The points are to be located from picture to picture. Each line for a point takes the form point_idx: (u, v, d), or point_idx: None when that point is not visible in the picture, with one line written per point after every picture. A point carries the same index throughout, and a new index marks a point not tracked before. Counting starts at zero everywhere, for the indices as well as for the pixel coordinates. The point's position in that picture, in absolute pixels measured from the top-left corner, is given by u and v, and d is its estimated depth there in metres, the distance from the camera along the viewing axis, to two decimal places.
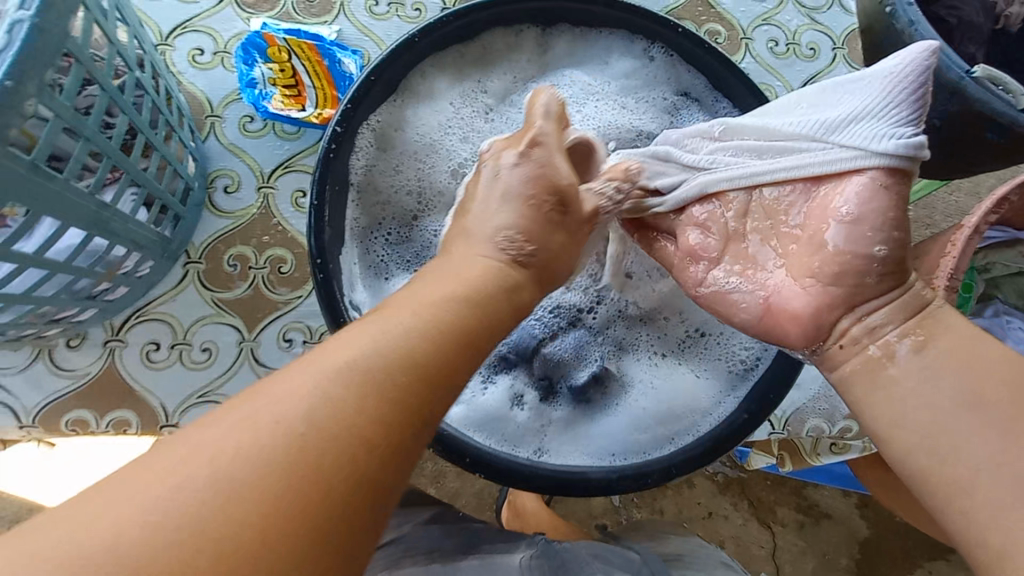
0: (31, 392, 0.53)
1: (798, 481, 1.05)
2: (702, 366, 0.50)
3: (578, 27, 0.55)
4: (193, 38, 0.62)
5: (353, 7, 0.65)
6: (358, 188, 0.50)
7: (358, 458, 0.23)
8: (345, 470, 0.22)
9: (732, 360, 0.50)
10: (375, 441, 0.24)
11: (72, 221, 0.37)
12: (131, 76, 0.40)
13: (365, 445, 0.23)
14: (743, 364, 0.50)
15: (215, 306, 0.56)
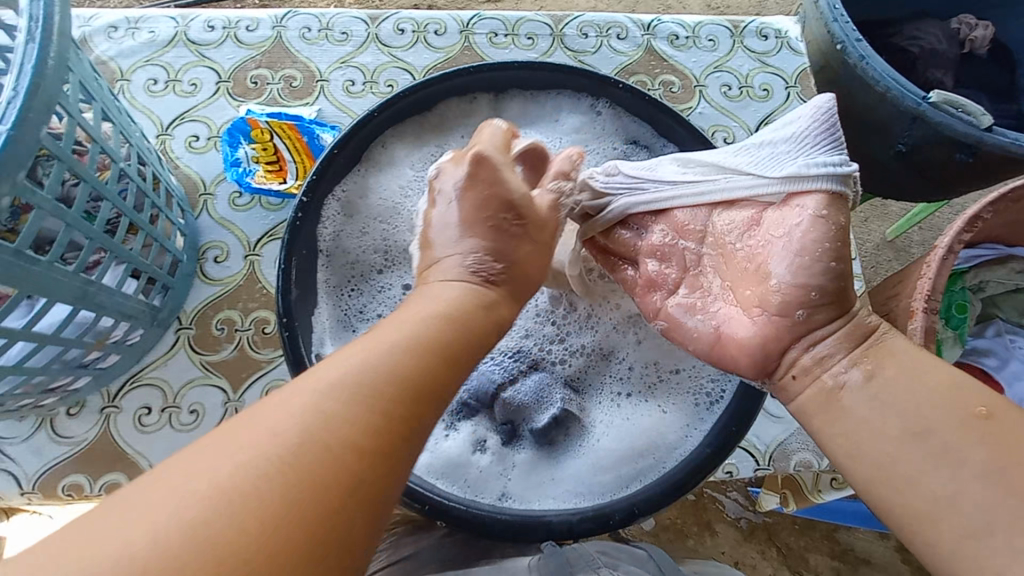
0: (32, 459, 0.56)
1: (828, 523, 1.03)
2: (664, 401, 0.52)
3: (527, 90, 0.59)
4: (190, 127, 0.69)
5: (332, 88, 0.72)
6: (327, 254, 0.54)
7: (287, 443, 0.26)
8: (275, 453, 0.26)
9: (696, 394, 0.51)
10: (309, 432, 0.27)
11: (56, 298, 0.41)
12: (117, 168, 0.45)
13: (302, 435, 0.27)
14: (707, 398, 0.51)
15: (202, 368, 0.60)
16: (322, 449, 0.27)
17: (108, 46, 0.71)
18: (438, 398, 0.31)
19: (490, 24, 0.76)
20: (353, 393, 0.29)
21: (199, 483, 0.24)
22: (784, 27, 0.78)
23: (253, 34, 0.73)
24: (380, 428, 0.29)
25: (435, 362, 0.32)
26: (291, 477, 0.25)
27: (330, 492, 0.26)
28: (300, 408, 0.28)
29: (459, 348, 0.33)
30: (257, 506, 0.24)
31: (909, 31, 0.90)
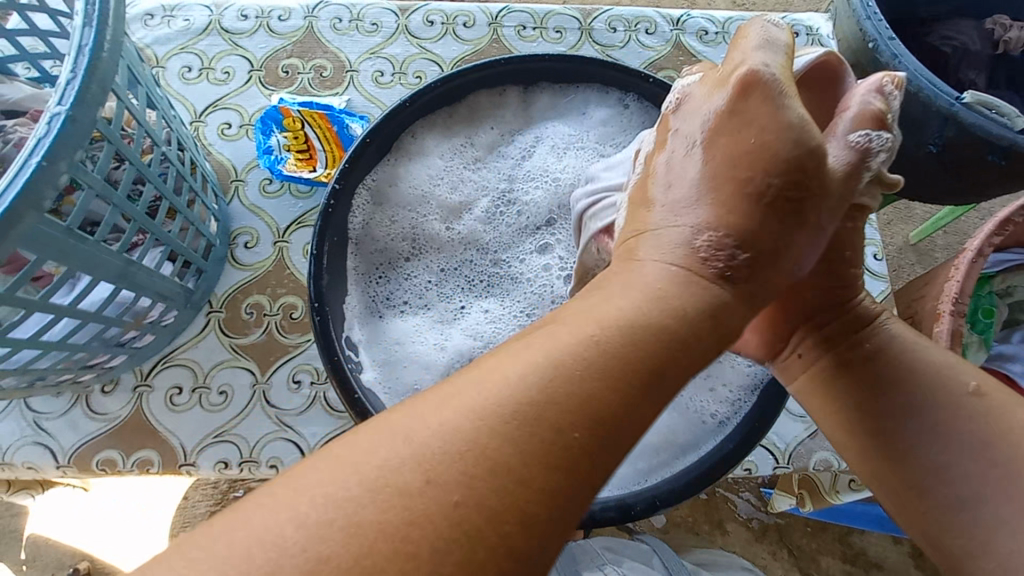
0: (68, 434, 0.58)
1: (842, 526, 1.02)
2: (667, 402, 0.52)
3: (556, 82, 0.60)
4: (222, 114, 0.70)
5: (361, 78, 0.72)
6: (357, 242, 0.55)
7: (443, 443, 0.24)
8: (438, 450, 0.23)
9: (698, 407, 0.51)
10: (461, 431, 0.24)
11: (100, 276, 0.42)
12: (158, 152, 0.47)
13: (452, 434, 0.24)
14: (711, 415, 0.51)
15: (232, 351, 0.61)
16: (491, 452, 0.23)
17: (144, 34, 0.73)
18: (619, 378, 0.26)
19: (519, 17, 0.76)
20: (513, 377, 0.25)
21: (336, 478, 0.23)
22: (815, 24, 0.78)
23: (285, 24, 0.74)
24: (560, 420, 0.24)
25: (606, 338, 0.27)
26: (425, 481, 0.23)
27: (486, 504, 0.23)
28: (453, 401, 0.25)
29: (636, 318, 0.28)
30: (384, 535, 0.22)
31: (942, 31, 0.88)
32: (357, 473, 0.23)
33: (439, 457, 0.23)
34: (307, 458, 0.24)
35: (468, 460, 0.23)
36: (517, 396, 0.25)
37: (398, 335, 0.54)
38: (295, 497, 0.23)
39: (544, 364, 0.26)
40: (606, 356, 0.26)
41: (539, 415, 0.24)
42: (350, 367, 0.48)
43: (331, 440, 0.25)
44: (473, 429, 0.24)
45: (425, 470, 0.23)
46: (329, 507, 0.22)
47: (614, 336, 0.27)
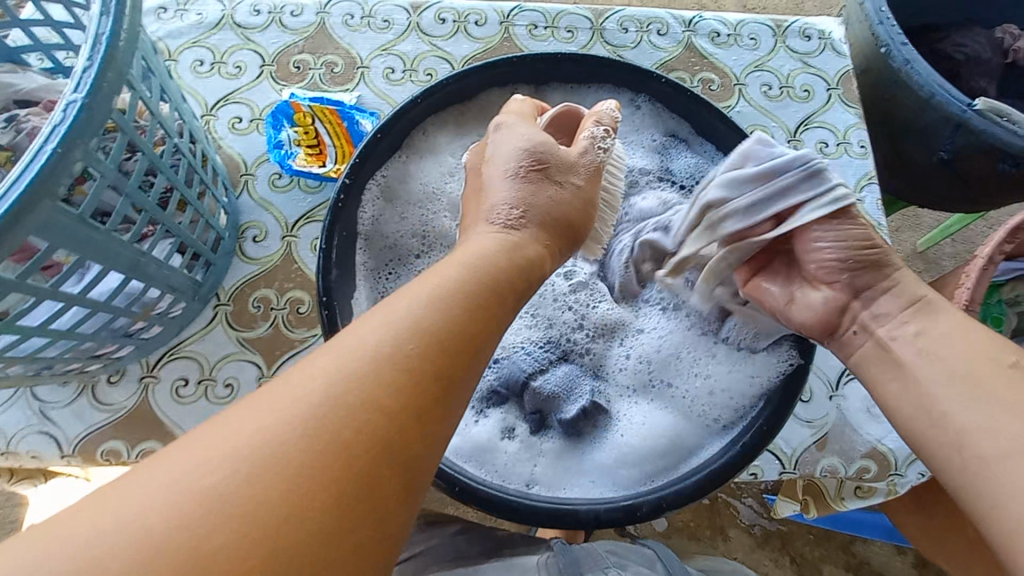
0: (73, 423, 0.58)
1: (846, 534, 1.01)
2: (673, 402, 0.52)
3: (568, 82, 0.59)
4: (233, 108, 0.70)
5: (372, 75, 0.73)
6: (367, 237, 0.55)
7: (297, 412, 0.27)
8: (290, 417, 0.27)
9: (707, 407, 0.51)
10: (332, 394, 0.28)
11: (111, 266, 0.42)
12: (170, 143, 0.47)
13: (310, 405, 0.27)
14: (719, 413, 0.50)
15: (238, 344, 0.61)
16: (332, 421, 0.27)
17: (157, 27, 0.73)
18: (397, 357, 0.30)
19: (530, 16, 0.76)
20: (345, 353, 0.29)
21: (245, 435, 0.26)
22: (828, 28, 0.77)
23: (297, 20, 0.75)
24: (372, 396, 0.28)
25: (410, 326, 0.31)
26: (298, 441, 0.26)
27: (351, 463, 0.26)
28: (322, 363, 0.29)
29: (432, 305, 0.33)
30: (276, 476, 0.25)
31: (957, 37, 0.87)
32: (256, 432, 0.26)
33: (289, 427, 0.26)
34: (275, 419, 0.26)
35: (308, 426, 0.26)
36: (364, 364, 0.29)
37: None
38: (189, 454, 0.25)
39: (377, 346, 0.30)
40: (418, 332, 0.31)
41: (360, 392, 0.28)
42: None
43: (277, 417, 0.27)
44: (322, 397, 0.27)
45: (308, 427, 0.26)
46: (224, 462, 0.25)
47: (422, 323, 0.31)
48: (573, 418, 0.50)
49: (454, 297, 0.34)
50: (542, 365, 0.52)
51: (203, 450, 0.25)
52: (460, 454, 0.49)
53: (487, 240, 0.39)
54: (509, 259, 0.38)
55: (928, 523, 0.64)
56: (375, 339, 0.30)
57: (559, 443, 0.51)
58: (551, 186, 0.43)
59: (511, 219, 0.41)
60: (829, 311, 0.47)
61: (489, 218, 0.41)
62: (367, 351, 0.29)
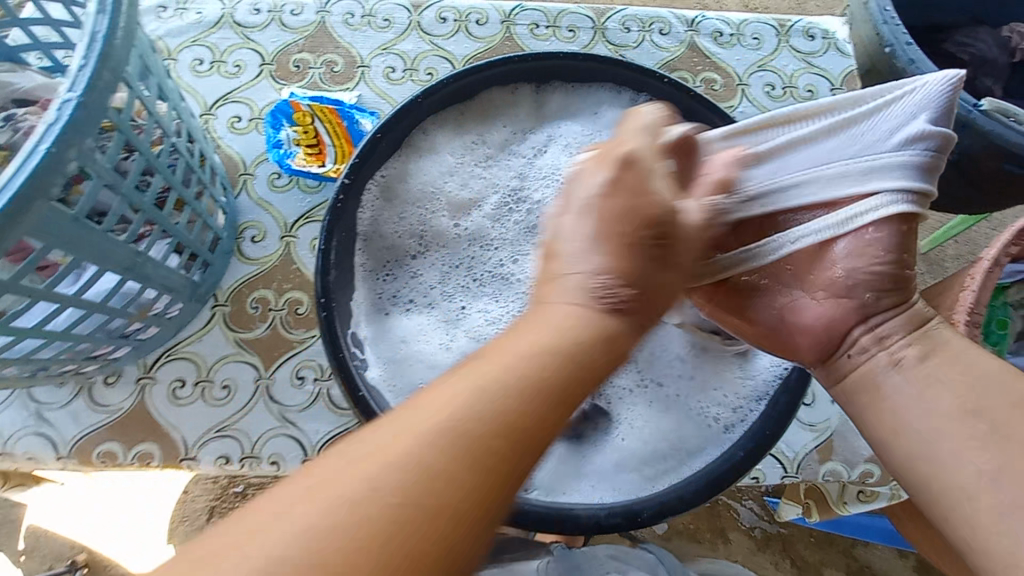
0: (70, 425, 0.58)
1: (847, 538, 1.01)
2: (676, 409, 0.51)
3: (569, 81, 0.59)
4: (232, 107, 0.70)
5: (372, 74, 0.72)
6: (366, 237, 0.54)
7: (382, 474, 0.25)
8: (373, 481, 0.25)
9: (704, 414, 0.51)
10: (413, 455, 0.26)
11: (106, 266, 0.42)
12: (168, 142, 0.46)
13: (400, 468, 0.26)
14: (719, 422, 0.50)
15: (236, 345, 0.61)
16: (420, 487, 0.25)
17: (157, 25, 0.72)
18: (487, 417, 0.28)
19: (532, 16, 0.75)
20: (435, 414, 0.28)
21: (336, 493, 0.25)
22: (832, 28, 0.77)
23: (297, 18, 0.74)
24: (462, 461, 0.26)
25: (509, 378, 0.29)
26: (380, 507, 0.25)
27: (442, 531, 0.25)
28: (405, 419, 0.28)
29: (532, 352, 0.31)
30: (360, 546, 0.24)
31: (958, 38, 0.86)
32: (341, 494, 0.25)
33: (374, 486, 0.25)
34: (362, 482, 0.25)
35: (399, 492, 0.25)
36: (457, 420, 0.27)
37: (403, 333, 0.53)
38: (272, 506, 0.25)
39: (462, 403, 0.28)
40: (512, 389, 0.29)
41: (455, 457, 0.26)
42: (355, 363, 0.48)
43: (365, 480, 0.25)
44: (407, 457, 0.26)
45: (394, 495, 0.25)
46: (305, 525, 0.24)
47: (513, 373, 0.29)
48: (574, 421, 0.51)
49: (542, 351, 0.31)
50: None
51: (275, 514, 0.24)
52: None
53: (569, 296, 0.35)
54: (612, 355, 0.33)
55: (932, 530, 0.63)
56: (438, 420, 0.27)
57: (559, 446, 0.50)
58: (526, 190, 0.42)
59: (611, 292, 0.34)
60: (831, 326, 0.42)
61: (566, 291, 0.35)
62: (430, 435, 0.27)
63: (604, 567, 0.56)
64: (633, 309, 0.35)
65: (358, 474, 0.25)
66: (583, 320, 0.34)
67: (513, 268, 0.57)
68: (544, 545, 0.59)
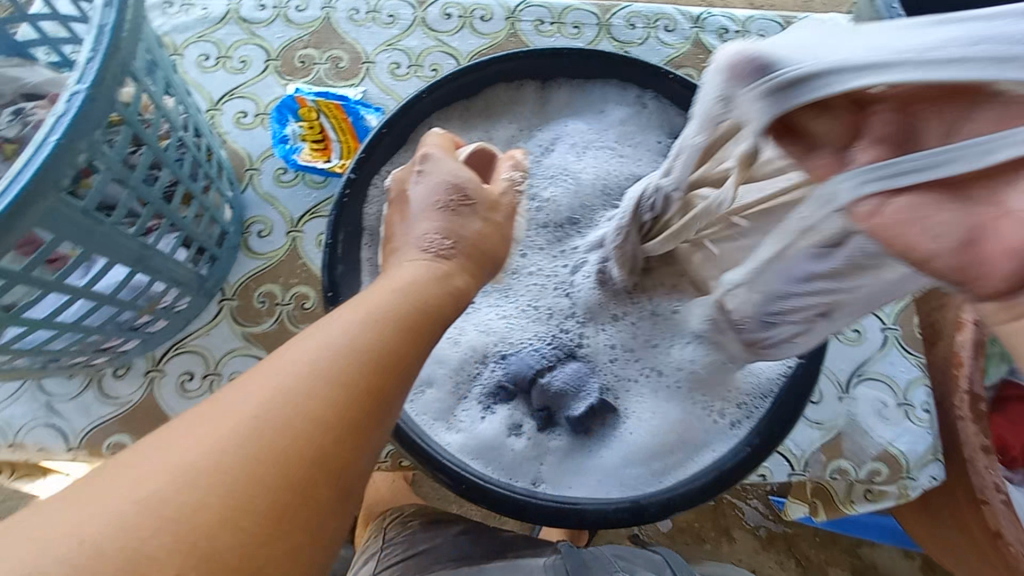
0: (80, 417, 0.58)
1: (851, 536, 1.01)
2: (685, 404, 0.51)
3: (574, 77, 0.59)
4: (238, 103, 0.70)
5: (378, 70, 0.72)
6: (373, 232, 0.54)
7: (230, 437, 0.25)
8: (214, 446, 0.25)
9: (712, 408, 0.51)
10: (270, 417, 0.26)
11: (115, 259, 0.42)
12: (175, 137, 0.47)
13: (259, 427, 0.26)
14: (725, 416, 0.51)
15: (244, 339, 0.61)
16: (270, 445, 0.25)
17: (164, 21, 0.73)
18: (328, 379, 0.28)
19: (537, 12, 0.75)
20: (266, 383, 0.27)
21: (188, 450, 0.25)
22: (837, 25, 0.77)
23: (303, 14, 0.74)
24: (289, 421, 0.26)
25: (334, 341, 0.29)
26: (229, 471, 0.24)
27: (274, 493, 0.25)
28: (260, 382, 0.27)
29: (364, 315, 0.31)
30: (205, 505, 0.23)
31: None
32: (190, 457, 0.24)
33: (226, 448, 0.25)
34: (194, 444, 0.25)
35: (252, 453, 0.25)
36: (298, 380, 0.27)
37: None
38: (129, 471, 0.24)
39: (312, 364, 0.28)
40: (350, 351, 0.29)
41: (260, 425, 0.26)
42: None
43: (205, 445, 0.25)
44: (257, 418, 0.26)
45: (237, 457, 0.25)
46: (157, 480, 0.24)
47: (344, 336, 0.29)
48: (580, 416, 0.50)
49: (389, 317, 0.31)
50: (549, 363, 0.52)
51: (134, 477, 0.24)
52: (467, 451, 0.49)
53: (409, 267, 0.36)
54: (437, 288, 0.35)
55: (937, 526, 0.64)
56: (309, 354, 0.28)
57: (565, 440, 0.51)
58: (477, 220, 0.40)
59: (442, 247, 0.38)
60: None
61: (417, 247, 0.38)
62: (298, 367, 0.28)
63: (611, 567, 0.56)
64: None
65: (205, 436, 0.25)
66: (438, 282, 0.36)
67: (521, 262, 0.56)
68: (550, 544, 0.59)
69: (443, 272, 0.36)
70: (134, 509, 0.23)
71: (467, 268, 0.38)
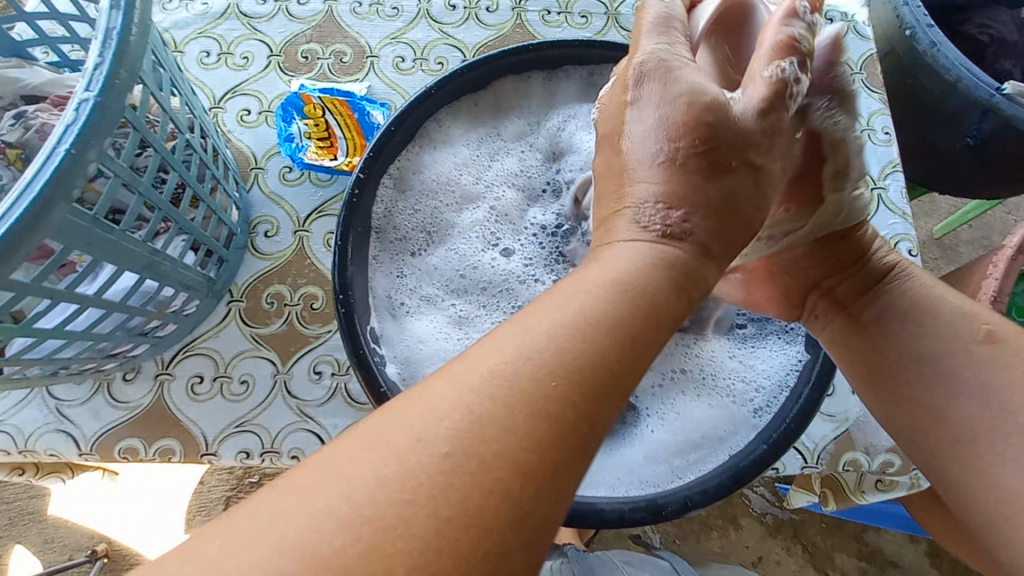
0: (90, 421, 0.58)
1: (858, 524, 1.01)
2: (710, 397, 0.52)
3: (584, 70, 0.58)
4: (241, 100, 0.69)
5: (382, 64, 0.71)
6: (379, 230, 0.54)
7: (431, 447, 0.23)
8: (408, 457, 0.22)
9: (740, 401, 0.51)
10: (468, 415, 0.23)
11: (126, 266, 0.41)
12: (182, 139, 0.46)
13: (458, 423, 0.23)
14: (751, 406, 0.50)
15: (253, 341, 0.61)
16: (482, 454, 0.23)
17: (163, 17, 0.71)
18: (555, 368, 0.25)
19: (543, 2, 0.74)
20: (481, 374, 0.25)
21: (380, 454, 0.22)
22: (850, 11, 0.74)
23: (305, 8, 0.73)
24: (513, 420, 0.23)
25: (586, 326, 0.26)
26: (438, 474, 0.22)
27: (476, 510, 0.22)
28: (451, 377, 0.25)
29: (611, 300, 0.27)
30: (411, 528, 0.21)
31: (978, 19, 0.81)
32: (364, 472, 0.22)
33: (448, 453, 0.22)
34: (392, 456, 0.22)
35: (452, 461, 0.22)
36: (521, 371, 0.25)
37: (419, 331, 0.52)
38: (296, 481, 0.22)
39: (542, 358, 0.25)
40: (579, 339, 0.26)
41: (482, 424, 0.23)
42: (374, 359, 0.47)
43: (390, 452, 0.22)
44: (468, 419, 0.23)
45: (450, 460, 0.22)
46: (332, 494, 0.21)
47: (574, 324, 0.26)
48: None
49: (644, 303, 0.28)
50: None
51: (307, 497, 0.21)
52: None
53: (633, 252, 0.30)
54: (660, 263, 0.30)
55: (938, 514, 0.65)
56: (514, 344, 0.25)
57: None
58: (619, 167, 0.36)
59: (668, 222, 0.31)
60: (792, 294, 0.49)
61: (635, 222, 0.32)
62: (508, 365, 0.25)
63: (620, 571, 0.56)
64: (696, 238, 0.32)
65: (396, 438, 0.23)
66: (654, 261, 0.30)
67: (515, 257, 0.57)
68: (556, 546, 0.59)
69: (654, 246, 0.31)
70: (302, 531, 0.21)
71: (699, 240, 0.32)
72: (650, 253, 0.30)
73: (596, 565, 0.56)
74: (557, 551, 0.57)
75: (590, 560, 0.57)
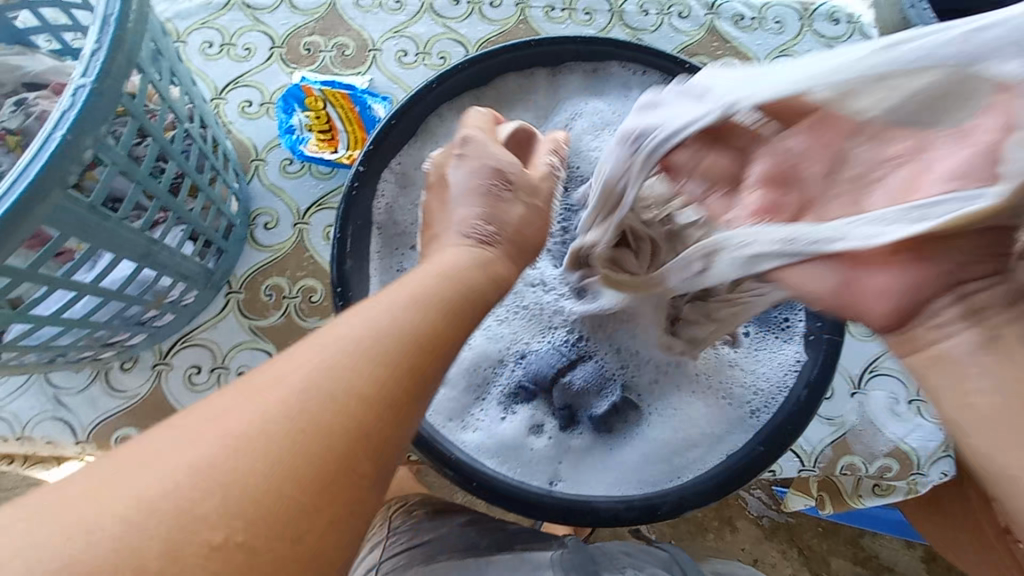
0: (87, 410, 0.58)
1: (854, 528, 1.01)
2: (713, 396, 0.51)
3: (588, 67, 0.58)
4: (243, 91, 0.69)
5: (385, 58, 0.71)
6: (381, 225, 0.54)
7: (218, 442, 0.24)
8: (205, 451, 0.24)
9: (739, 402, 0.50)
10: (320, 412, 0.25)
11: (122, 254, 0.41)
12: (181, 128, 0.46)
13: (254, 425, 0.25)
14: (751, 408, 0.50)
15: (251, 332, 0.61)
16: (257, 449, 0.24)
17: (167, 7, 0.71)
18: (340, 381, 0.26)
19: None
20: (297, 383, 0.26)
21: (223, 438, 0.24)
22: (856, 12, 0.74)
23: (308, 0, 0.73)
24: (267, 425, 0.25)
25: (362, 338, 0.28)
26: (211, 476, 0.23)
27: (231, 508, 0.23)
28: (244, 385, 0.26)
29: (392, 319, 0.30)
30: (199, 510, 0.22)
31: None
32: (206, 453, 0.23)
33: (235, 449, 0.24)
34: (207, 444, 0.24)
35: (218, 457, 0.23)
36: (309, 384, 0.26)
37: None
38: (185, 448, 0.24)
39: (328, 364, 0.27)
40: (375, 352, 0.28)
41: (263, 429, 0.24)
42: None
43: (223, 439, 0.24)
44: (285, 419, 0.25)
45: (210, 462, 0.23)
46: (197, 466, 0.23)
47: (360, 339, 0.28)
48: (603, 415, 0.50)
49: (417, 330, 0.30)
50: (569, 360, 0.52)
51: (158, 467, 0.23)
52: (483, 450, 0.49)
53: (450, 253, 0.38)
54: (479, 273, 0.37)
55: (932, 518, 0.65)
56: (350, 337, 0.28)
57: (587, 439, 0.50)
58: (518, 206, 0.42)
59: (483, 234, 0.40)
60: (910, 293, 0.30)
61: (454, 234, 0.40)
62: (287, 374, 0.26)
63: (619, 561, 0.55)
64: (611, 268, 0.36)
65: (208, 435, 0.24)
66: (471, 265, 0.37)
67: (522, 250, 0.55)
68: (554, 539, 0.59)
69: (473, 258, 0.38)
70: (157, 510, 0.22)
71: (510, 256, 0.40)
72: (466, 259, 0.37)
73: (594, 559, 0.55)
74: (554, 545, 0.57)
75: (589, 551, 0.56)
